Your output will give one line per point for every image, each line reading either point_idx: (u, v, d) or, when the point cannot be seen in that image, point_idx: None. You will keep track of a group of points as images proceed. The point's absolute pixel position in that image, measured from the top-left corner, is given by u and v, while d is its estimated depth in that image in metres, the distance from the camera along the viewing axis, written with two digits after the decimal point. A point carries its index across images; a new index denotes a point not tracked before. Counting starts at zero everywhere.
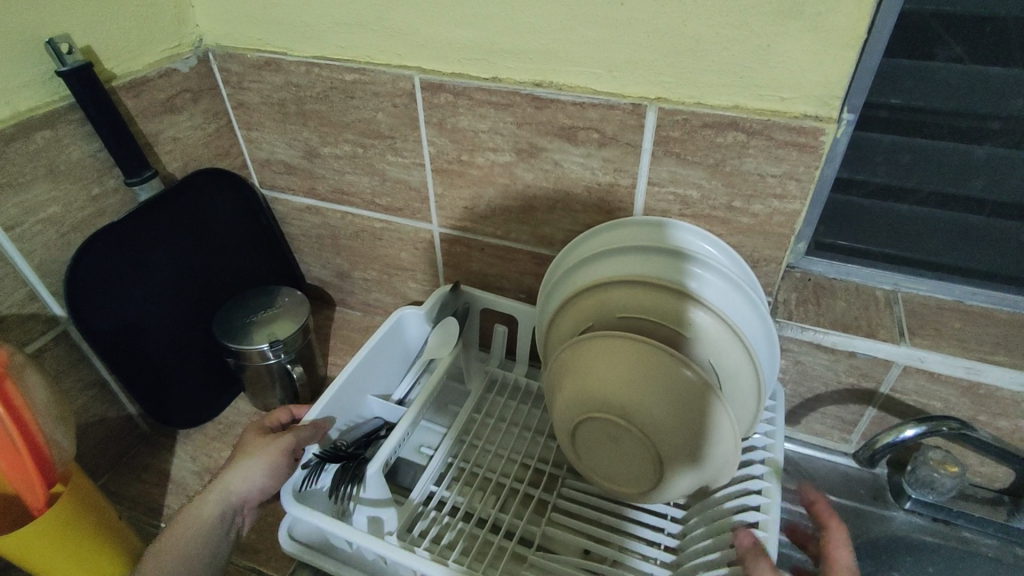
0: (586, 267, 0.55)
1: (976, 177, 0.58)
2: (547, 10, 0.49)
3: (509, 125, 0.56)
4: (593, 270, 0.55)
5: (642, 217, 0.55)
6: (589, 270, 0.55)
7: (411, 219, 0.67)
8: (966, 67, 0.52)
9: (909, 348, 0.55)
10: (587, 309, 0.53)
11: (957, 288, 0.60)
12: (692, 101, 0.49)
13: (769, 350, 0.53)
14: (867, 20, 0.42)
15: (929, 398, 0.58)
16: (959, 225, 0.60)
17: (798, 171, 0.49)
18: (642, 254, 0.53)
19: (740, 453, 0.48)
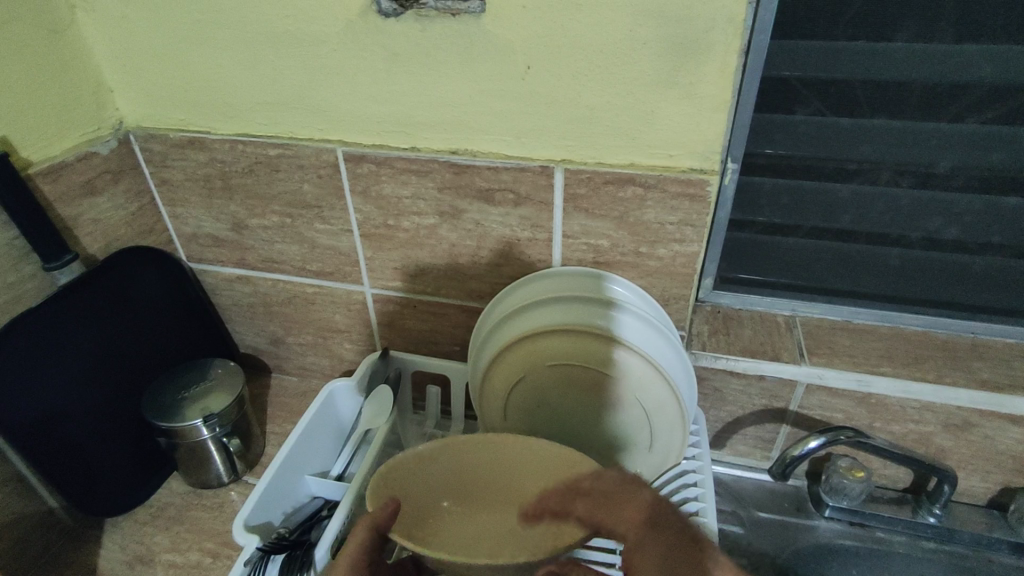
0: (514, 321, 0.58)
1: (847, 213, 0.65)
2: (457, 87, 0.53)
3: (431, 190, 0.59)
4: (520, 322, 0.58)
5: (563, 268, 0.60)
6: (518, 325, 0.57)
7: (342, 282, 0.69)
8: (824, 119, 0.60)
9: (808, 367, 0.61)
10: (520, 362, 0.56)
11: (844, 309, 0.67)
12: (593, 161, 0.54)
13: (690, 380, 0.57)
14: (731, 89, 0.48)
15: (833, 412, 0.63)
16: (840, 253, 0.67)
17: (691, 219, 0.55)
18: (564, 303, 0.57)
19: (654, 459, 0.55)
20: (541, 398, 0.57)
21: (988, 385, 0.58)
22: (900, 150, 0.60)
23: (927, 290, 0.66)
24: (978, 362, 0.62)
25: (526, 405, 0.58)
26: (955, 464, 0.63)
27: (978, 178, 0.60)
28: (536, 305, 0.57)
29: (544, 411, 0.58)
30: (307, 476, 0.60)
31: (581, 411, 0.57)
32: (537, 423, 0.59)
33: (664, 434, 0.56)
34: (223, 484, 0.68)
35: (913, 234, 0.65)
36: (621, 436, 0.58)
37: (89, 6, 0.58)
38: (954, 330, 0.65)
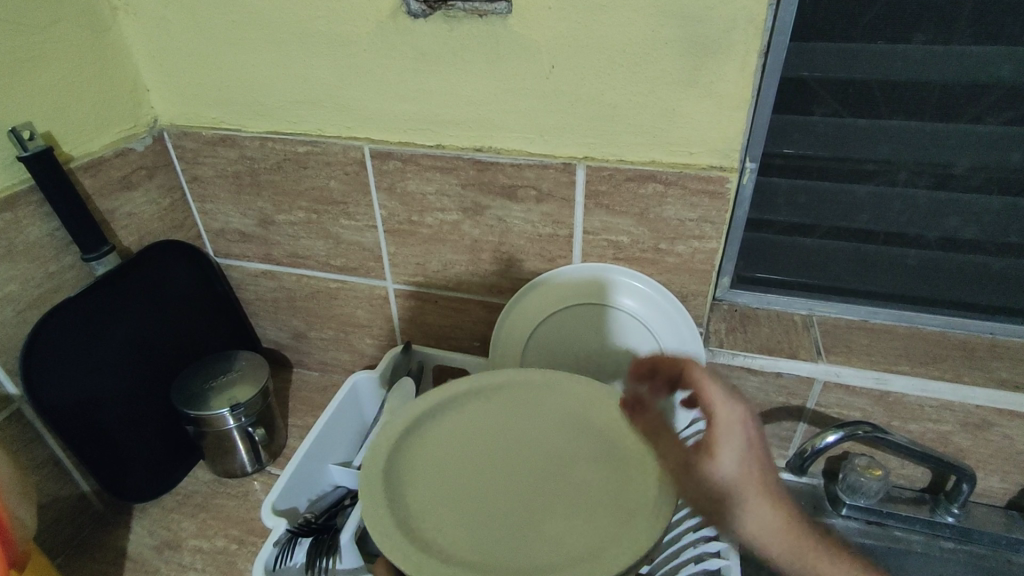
0: (372, 460, 0.48)
1: (864, 213, 0.66)
2: (482, 86, 0.55)
3: (454, 186, 0.61)
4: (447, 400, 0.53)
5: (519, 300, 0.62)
6: (371, 494, 0.45)
7: (366, 277, 0.71)
8: (841, 120, 0.61)
9: (825, 365, 0.61)
10: (402, 476, 0.47)
11: (861, 308, 0.67)
12: (615, 158, 0.55)
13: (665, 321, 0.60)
14: (751, 86, 0.49)
15: (850, 410, 0.64)
16: (858, 253, 0.68)
17: (710, 216, 0.56)
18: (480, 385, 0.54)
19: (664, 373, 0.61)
20: (465, 474, 0.48)
21: (1006, 385, 0.59)
22: (917, 150, 0.61)
23: (945, 290, 0.67)
24: (996, 362, 0.62)
25: (473, 447, 0.50)
26: (974, 464, 0.63)
27: (995, 179, 0.61)
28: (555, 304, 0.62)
29: (486, 464, 0.48)
30: (331, 465, 0.62)
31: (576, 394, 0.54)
32: (513, 427, 0.51)
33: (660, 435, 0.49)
34: (247, 473, 0.69)
35: (930, 234, 0.65)
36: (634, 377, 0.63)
37: (130, 10, 0.60)
38: (971, 330, 0.65)
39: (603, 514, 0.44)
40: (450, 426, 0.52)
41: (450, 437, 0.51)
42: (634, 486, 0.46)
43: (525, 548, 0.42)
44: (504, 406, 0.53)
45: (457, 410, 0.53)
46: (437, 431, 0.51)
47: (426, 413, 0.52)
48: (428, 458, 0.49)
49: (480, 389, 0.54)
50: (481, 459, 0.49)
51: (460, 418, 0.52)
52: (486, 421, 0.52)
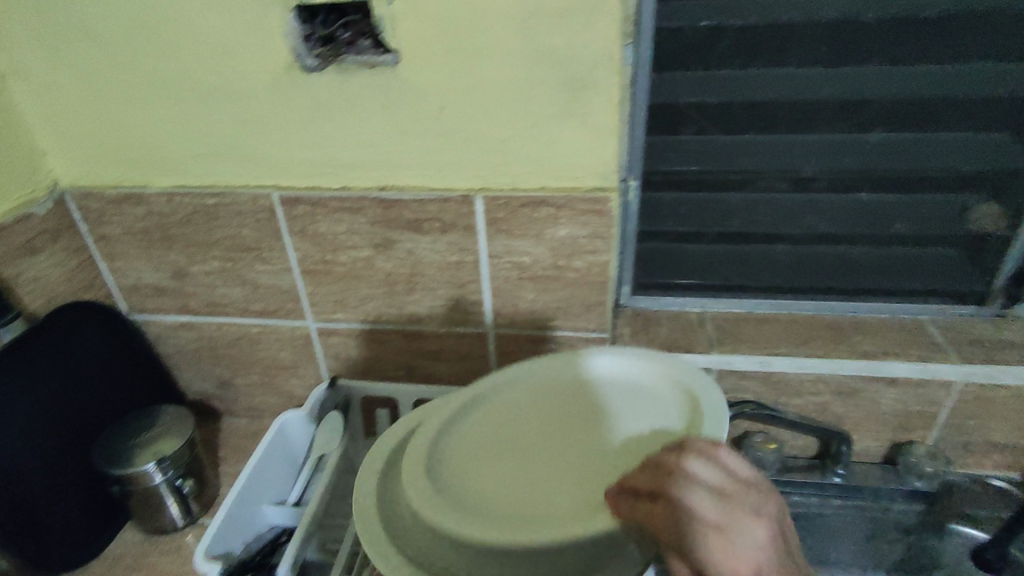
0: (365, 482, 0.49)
1: (735, 218, 0.74)
2: (380, 129, 0.59)
3: (363, 225, 0.64)
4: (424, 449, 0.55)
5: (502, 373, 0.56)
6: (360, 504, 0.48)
7: (286, 318, 0.72)
8: (709, 136, 0.67)
9: (717, 354, 0.69)
10: (392, 489, 0.49)
11: (745, 301, 0.74)
12: (509, 187, 0.61)
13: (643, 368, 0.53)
14: (617, 115, 0.55)
15: (743, 393, 0.71)
16: (739, 253, 0.76)
17: (599, 232, 0.61)
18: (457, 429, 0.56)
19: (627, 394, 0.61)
20: (466, 493, 0.46)
21: (868, 355, 0.67)
22: (773, 159, 0.68)
23: (813, 279, 0.74)
24: (861, 337, 0.70)
25: (467, 448, 0.49)
26: (852, 428, 0.71)
27: (836, 178, 0.69)
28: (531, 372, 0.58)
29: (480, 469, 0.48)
30: (264, 507, 0.63)
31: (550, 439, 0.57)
32: (509, 430, 0.51)
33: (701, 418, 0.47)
34: (179, 527, 0.68)
35: (795, 231, 0.74)
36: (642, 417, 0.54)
37: (22, 78, 0.61)
38: (838, 310, 0.73)
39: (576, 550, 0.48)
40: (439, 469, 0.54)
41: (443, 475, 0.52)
42: (628, 438, 0.48)
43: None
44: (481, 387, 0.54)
45: (452, 419, 0.51)
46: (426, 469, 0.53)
47: (423, 420, 0.54)
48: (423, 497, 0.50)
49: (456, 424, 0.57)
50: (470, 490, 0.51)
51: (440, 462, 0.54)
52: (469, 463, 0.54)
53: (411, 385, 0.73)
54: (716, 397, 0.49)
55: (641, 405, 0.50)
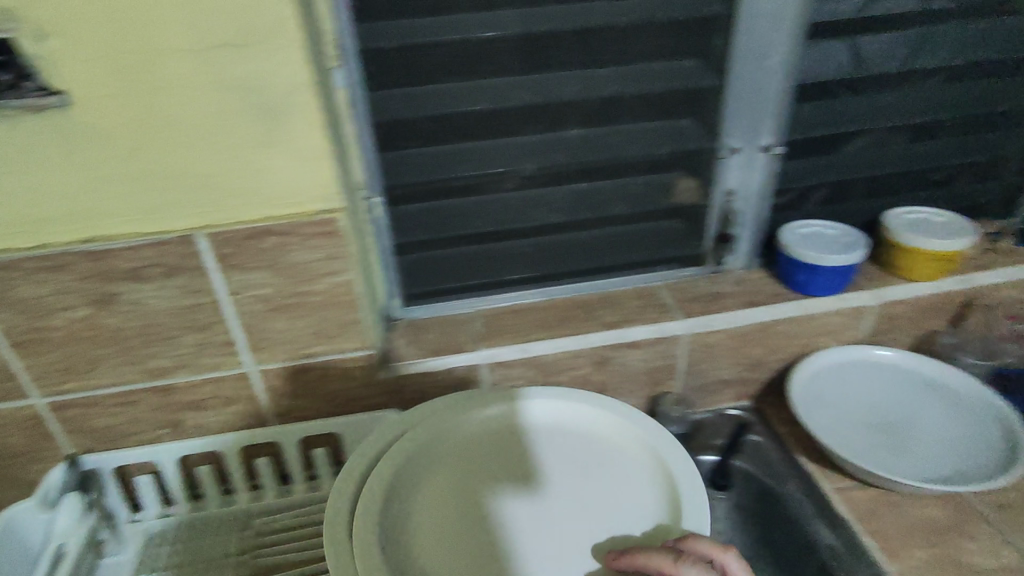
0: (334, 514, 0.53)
1: (471, 221, 0.75)
2: (65, 179, 0.54)
3: (73, 282, 0.58)
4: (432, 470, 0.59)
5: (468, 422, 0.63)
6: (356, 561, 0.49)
7: (6, 400, 0.64)
8: (427, 148, 0.69)
9: (483, 350, 0.73)
10: (415, 528, 0.54)
11: (509, 295, 0.80)
12: (230, 222, 0.59)
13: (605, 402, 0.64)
14: (321, 138, 0.56)
15: (514, 380, 0.75)
16: (489, 253, 0.79)
17: (336, 252, 0.62)
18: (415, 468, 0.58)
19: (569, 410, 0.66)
20: (441, 535, 0.54)
21: (610, 326, 0.75)
22: (491, 161, 0.71)
23: (561, 265, 0.80)
24: (606, 311, 0.78)
25: (441, 506, 0.56)
26: (614, 392, 0.79)
27: (548, 172, 0.73)
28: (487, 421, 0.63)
29: (461, 518, 0.55)
30: None
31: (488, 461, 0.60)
32: (471, 493, 0.57)
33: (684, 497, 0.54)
34: None
35: (526, 226, 0.77)
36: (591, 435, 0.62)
37: None
38: (588, 289, 0.81)
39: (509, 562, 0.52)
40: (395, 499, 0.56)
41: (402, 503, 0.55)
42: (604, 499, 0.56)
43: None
44: (446, 429, 0.62)
45: (427, 466, 0.59)
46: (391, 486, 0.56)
47: (411, 461, 0.58)
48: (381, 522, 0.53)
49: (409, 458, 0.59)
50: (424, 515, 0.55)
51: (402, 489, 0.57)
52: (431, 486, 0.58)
53: (174, 441, 0.69)
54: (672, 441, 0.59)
55: (581, 443, 0.61)
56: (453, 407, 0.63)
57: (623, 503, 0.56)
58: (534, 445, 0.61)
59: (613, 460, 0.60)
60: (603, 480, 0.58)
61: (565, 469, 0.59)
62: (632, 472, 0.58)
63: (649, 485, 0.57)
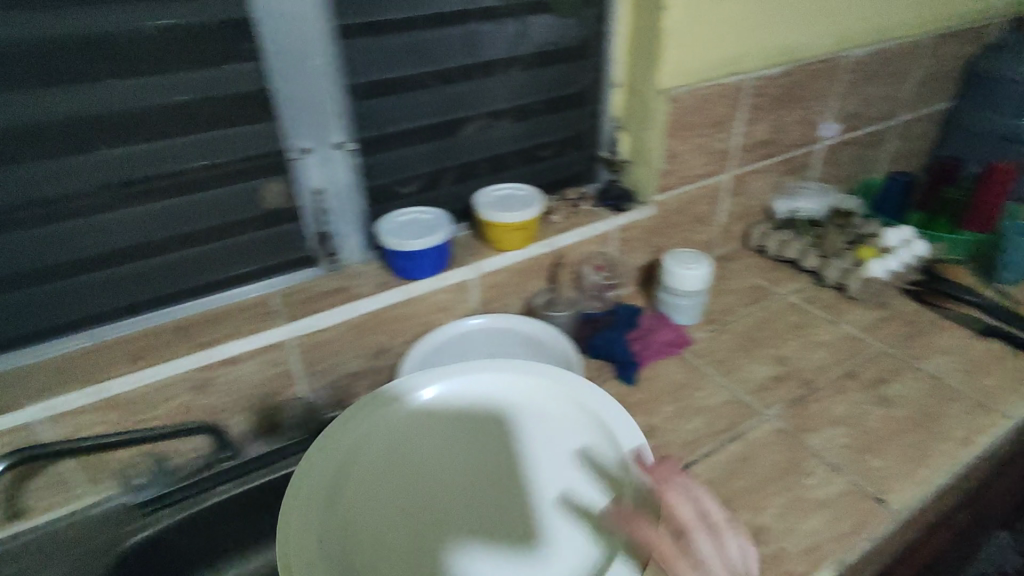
0: (302, 532, 0.53)
1: (9, 261, 0.66)
2: None
3: None
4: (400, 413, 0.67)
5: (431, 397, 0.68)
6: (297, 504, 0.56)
7: None
8: None
9: (38, 403, 0.64)
10: (345, 522, 0.57)
11: (90, 332, 0.73)
12: None
13: (512, 375, 0.70)
14: None
15: (95, 427, 0.68)
16: (50, 291, 0.70)
17: None
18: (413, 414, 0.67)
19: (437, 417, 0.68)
20: (374, 541, 0.56)
21: (200, 346, 0.72)
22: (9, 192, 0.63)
23: (149, 290, 0.75)
24: (202, 331, 0.74)
25: (377, 505, 0.59)
26: (230, 411, 0.76)
27: (96, 199, 0.68)
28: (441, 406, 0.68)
29: (431, 529, 0.58)
30: None
31: (476, 447, 0.64)
32: (469, 452, 0.64)
33: (630, 482, 0.58)
34: None
35: (89, 256, 0.70)
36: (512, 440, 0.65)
37: None
38: (189, 309, 0.77)
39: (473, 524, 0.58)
40: (384, 439, 0.64)
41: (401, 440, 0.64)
42: (569, 479, 0.61)
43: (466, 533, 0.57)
44: (355, 439, 0.63)
45: (408, 422, 0.66)
46: (364, 437, 0.63)
47: (370, 428, 0.64)
48: (364, 508, 0.58)
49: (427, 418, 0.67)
50: (415, 482, 0.61)
51: (390, 448, 0.64)
52: (414, 442, 0.64)
53: None
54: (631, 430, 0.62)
55: (470, 416, 0.67)
56: (372, 402, 0.66)
57: (564, 465, 0.62)
58: (481, 411, 0.68)
59: (533, 427, 0.66)
60: (539, 451, 0.64)
61: (525, 438, 0.65)
62: (563, 434, 0.65)
63: (583, 452, 0.63)
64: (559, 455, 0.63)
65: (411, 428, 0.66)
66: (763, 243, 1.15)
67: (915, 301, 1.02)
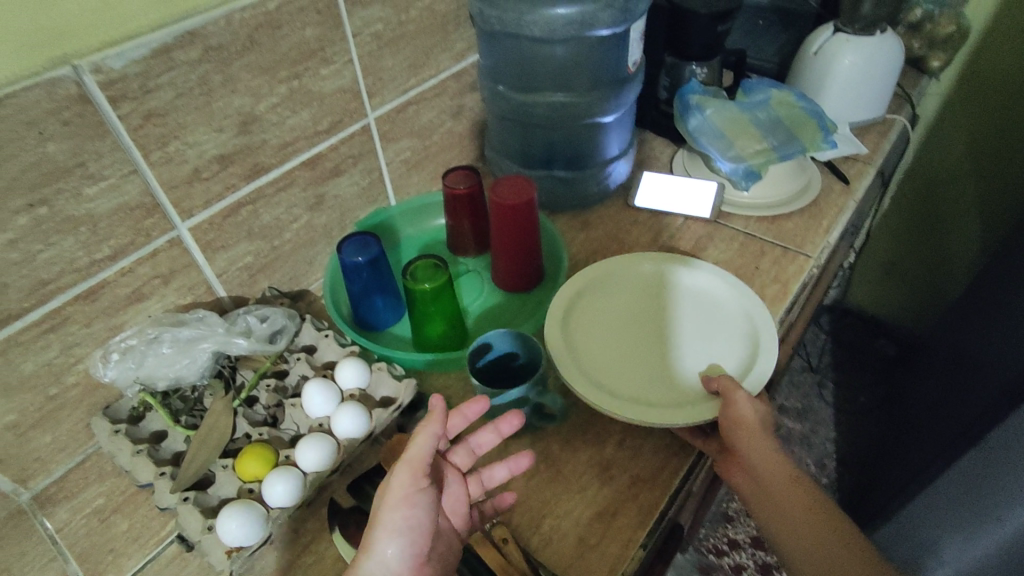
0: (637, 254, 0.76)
1: None
2: None
3: None
4: (605, 273, 0.73)
5: (630, 265, 0.74)
6: (549, 322, 0.66)
7: None
8: None
9: None
10: (575, 327, 0.67)
11: None
12: None
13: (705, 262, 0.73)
14: None
15: None
16: None
17: None
18: (616, 286, 0.72)
19: (613, 305, 0.70)
20: (570, 358, 0.63)
21: None
22: None
23: None
24: None
25: (600, 330, 0.68)
26: None
27: None
28: (637, 278, 0.73)
29: (642, 389, 0.62)
30: None
31: (664, 313, 0.70)
32: (658, 304, 0.71)
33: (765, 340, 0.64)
34: None
35: None
36: (694, 291, 0.72)
37: None
38: None
39: (663, 393, 0.61)
40: (602, 297, 0.71)
41: (602, 298, 0.71)
42: (724, 339, 0.66)
43: (656, 402, 0.60)
44: (597, 268, 0.74)
45: (613, 286, 0.72)
46: (597, 301, 0.71)
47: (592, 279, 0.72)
48: (594, 318, 0.69)
49: (640, 277, 0.73)
50: (623, 319, 0.69)
51: (604, 290, 0.72)
52: (607, 301, 0.71)
53: None
54: (767, 370, 0.60)
55: (656, 287, 0.72)
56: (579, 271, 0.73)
57: (723, 332, 0.67)
58: (663, 284, 0.73)
59: (710, 300, 0.70)
60: (709, 325, 0.68)
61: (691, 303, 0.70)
62: (719, 316, 0.68)
63: (745, 330, 0.66)
64: (716, 318, 0.68)
65: (608, 298, 0.71)
66: (111, 451, 0.59)
67: (350, 535, 0.55)
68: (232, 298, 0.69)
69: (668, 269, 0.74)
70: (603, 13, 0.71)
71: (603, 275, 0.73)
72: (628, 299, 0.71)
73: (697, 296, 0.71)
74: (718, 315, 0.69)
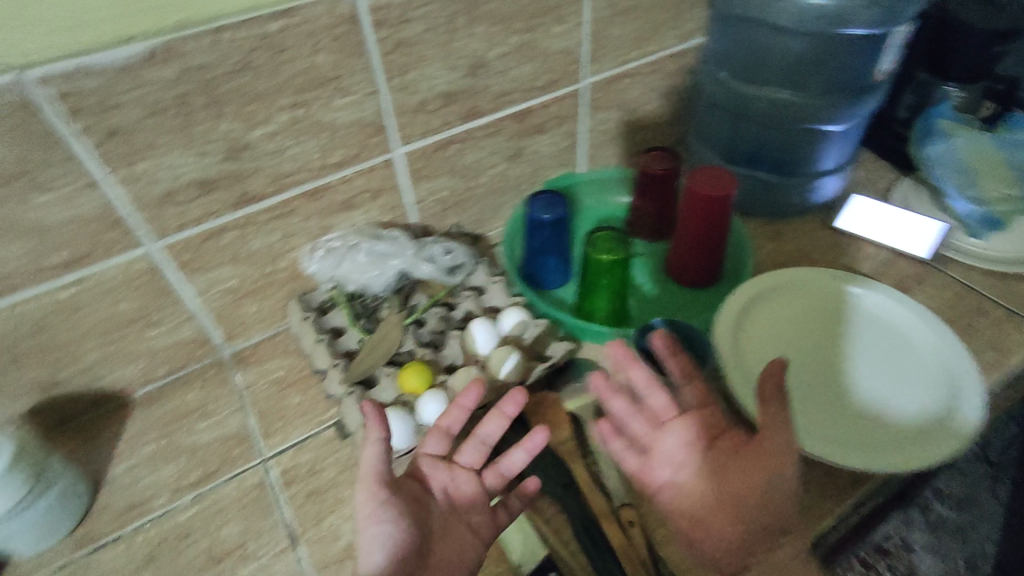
0: (831, 272, 0.69)
1: None
2: None
3: None
4: (796, 288, 0.67)
5: (829, 287, 0.67)
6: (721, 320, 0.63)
7: None
8: None
9: None
10: (747, 332, 0.64)
11: None
12: None
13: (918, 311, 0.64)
14: None
15: None
16: None
17: None
18: (804, 305, 0.67)
19: (796, 323, 0.65)
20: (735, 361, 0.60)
21: None
22: None
23: None
24: None
25: (769, 340, 0.64)
26: None
27: None
28: (830, 305, 0.67)
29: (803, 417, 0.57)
30: None
31: (849, 350, 0.63)
32: (847, 339, 0.64)
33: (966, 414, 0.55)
34: None
35: None
36: (895, 337, 0.63)
37: None
38: None
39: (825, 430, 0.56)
40: (786, 312, 0.66)
41: (783, 312, 0.66)
42: (914, 398, 0.58)
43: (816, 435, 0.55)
44: (788, 278, 0.68)
45: (801, 304, 0.67)
46: (779, 314, 0.66)
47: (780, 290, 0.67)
48: (771, 329, 0.64)
49: (832, 302, 0.67)
50: (801, 341, 0.64)
51: (791, 304, 0.67)
52: (789, 317, 0.66)
53: None
54: (959, 445, 0.52)
55: (849, 318, 0.65)
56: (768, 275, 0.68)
57: (916, 390, 0.59)
58: (860, 320, 0.65)
59: (912, 351, 0.62)
60: (901, 378, 0.60)
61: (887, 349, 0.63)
62: (917, 370, 0.60)
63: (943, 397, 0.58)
64: (912, 374, 0.60)
65: (792, 314, 0.66)
66: (300, 332, 0.68)
67: None
68: (422, 225, 0.74)
69: (871, 305, 0.66)
70: (864, 14, 0.65)
71: (793, 287, 0.68)
72: (814, 324, 0.65)
73: (895, 344, 0.63)
74: (914, 372, 0.60)
